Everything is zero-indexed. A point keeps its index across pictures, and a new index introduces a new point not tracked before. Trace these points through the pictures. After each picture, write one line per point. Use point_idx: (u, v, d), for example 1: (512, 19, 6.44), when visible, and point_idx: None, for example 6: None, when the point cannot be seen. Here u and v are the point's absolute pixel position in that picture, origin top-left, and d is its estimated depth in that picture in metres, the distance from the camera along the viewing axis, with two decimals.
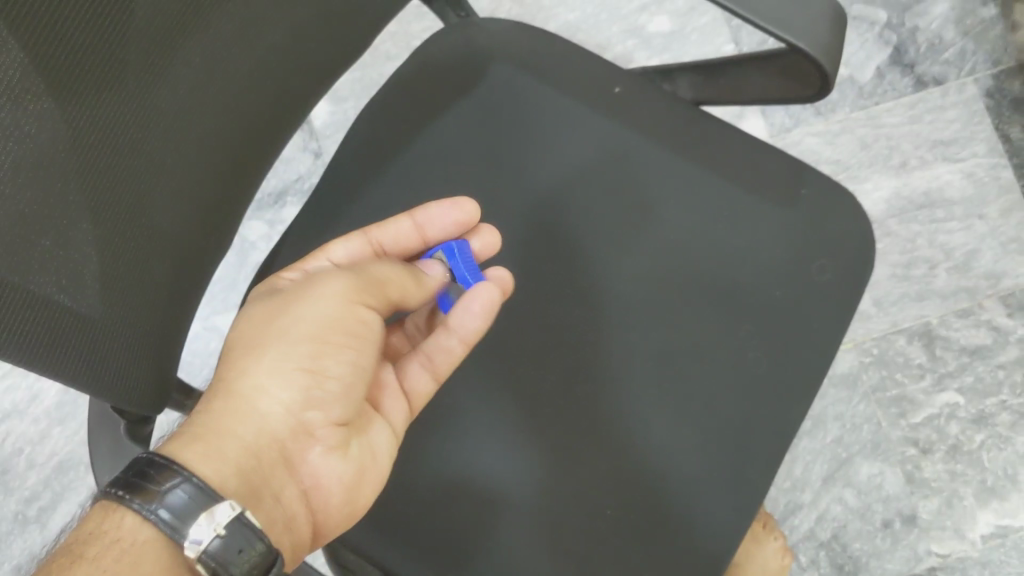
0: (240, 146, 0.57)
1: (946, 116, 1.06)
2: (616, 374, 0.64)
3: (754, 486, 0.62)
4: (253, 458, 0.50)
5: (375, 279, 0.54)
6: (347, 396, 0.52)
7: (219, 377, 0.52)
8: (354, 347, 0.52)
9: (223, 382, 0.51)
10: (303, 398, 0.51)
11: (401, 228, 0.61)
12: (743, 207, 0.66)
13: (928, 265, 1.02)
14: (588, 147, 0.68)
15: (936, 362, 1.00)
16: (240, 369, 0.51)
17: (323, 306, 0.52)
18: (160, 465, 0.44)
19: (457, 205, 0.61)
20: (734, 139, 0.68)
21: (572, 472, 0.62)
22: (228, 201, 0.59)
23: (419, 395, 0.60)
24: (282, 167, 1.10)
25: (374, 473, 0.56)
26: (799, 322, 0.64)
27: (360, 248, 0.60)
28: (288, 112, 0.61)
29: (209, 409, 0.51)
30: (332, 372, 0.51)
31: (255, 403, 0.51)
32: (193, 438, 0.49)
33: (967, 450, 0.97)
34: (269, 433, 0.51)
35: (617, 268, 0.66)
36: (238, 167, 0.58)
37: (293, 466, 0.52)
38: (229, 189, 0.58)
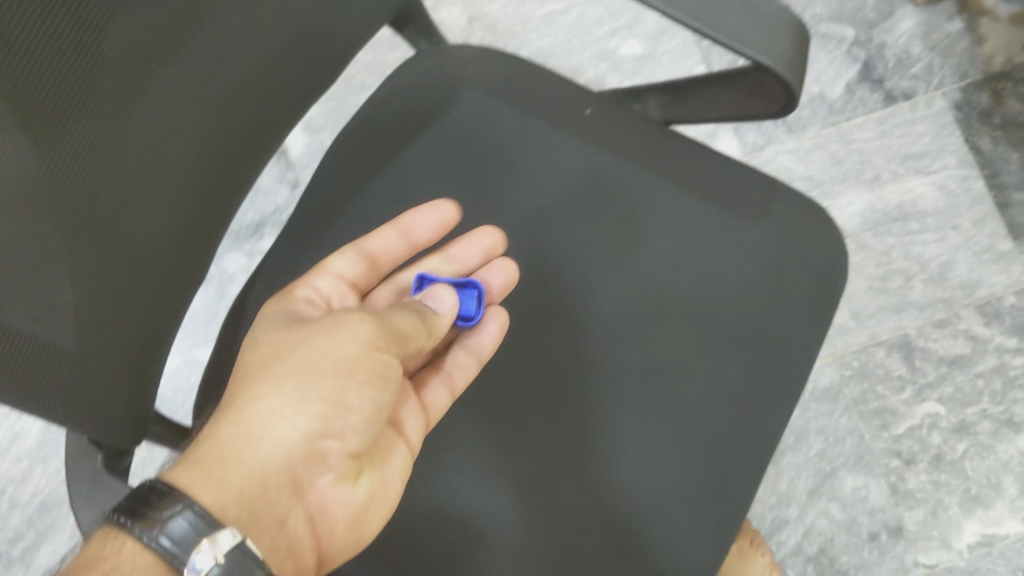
0: (214, 176, 0.57)
1: (915, 130, 1.08)
2: (595, 393, 0.64)
3: (736, 501, 0.62)
4: (261, 483, 0.49)
5: (399, 331, 0.53)
6: (365, 431, 0.52)
7: (234, 400, 0.51)
8: (376, 385, 0.52)
9: (235, 406, 0.50)
10: (319, 426, 0.50)
11: (389, 239, 0.65)
12: (716, 223, 0.67)
13: (904, 277, 1.03)
14: (560, 168, 0.69)
15: (916, 373, 1.01)
16: (257, 394, 0.50)
17: (348, 343, 0.51)
18: (162, 492, 0.43)
19: (436, 208, 0.64)
20: (704, 156, 0.69)
21: (553, 491, 0.62)
22: (202, 231, 0.59)
23: (437, 408, 0.61)
24: (260, 198, 1.10)
25: (383, 504, 0.55)
26: (775, 335, 0.65)
27: (354, 261, 0.63)
28: (260, 143, 0.61)
29: (219, 432, 0.49)
30: (354, 407, 0.51)
31: (266, 428, 0.50)
32: (202, 465, 0.47)
33: (949, 460, 0.98)
34: (280, 459, 0.49)
35: (592, 288, 0.67)
36: (211, 197, 0.58)
37: (302, 494, 0.51)
38: (203, 219, 0.58)
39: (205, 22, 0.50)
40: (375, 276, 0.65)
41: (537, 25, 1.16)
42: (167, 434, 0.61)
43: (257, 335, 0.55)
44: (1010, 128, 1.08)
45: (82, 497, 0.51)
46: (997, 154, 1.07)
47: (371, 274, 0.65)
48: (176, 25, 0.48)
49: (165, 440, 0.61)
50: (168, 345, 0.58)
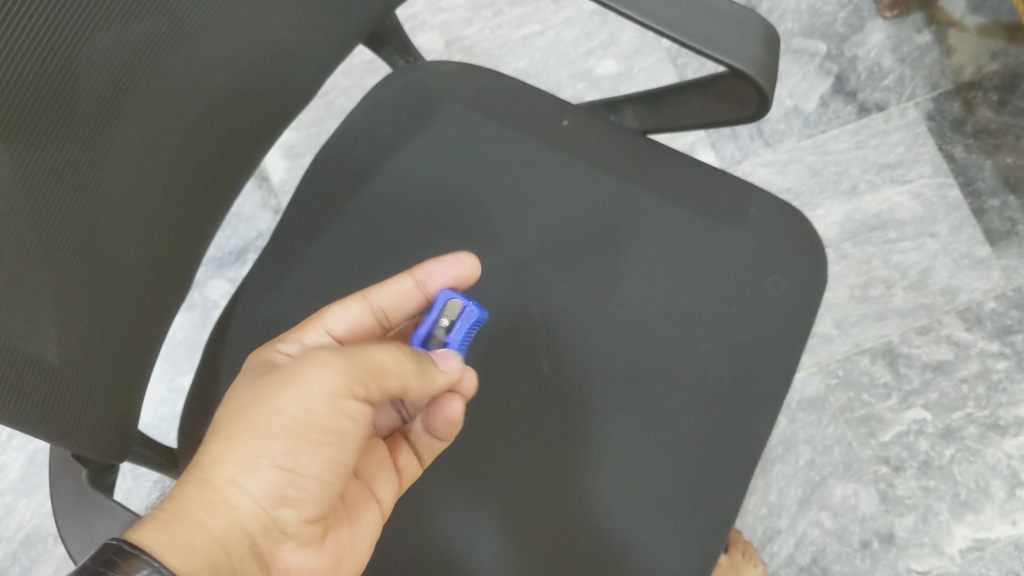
0: (192, 195, 0.58)
1: (890, 140, 1.09)
2: (581, 399, 0.64)
3: (723, 503, 0.62)
4: (225, 552, 0.44)
5: (371, 367, 0.48)
6: (325, 496, 0.48)
7: (193, 463, 0.47)
8: (333, 446, 0.48)
9: (193, 471, 0.46)
10: (275, 494, 0.46)
11: (402, 288, 0.58)
12: (695, 227, 0.68)
13: (885, 285, 1.03)
14: (541, 179, 0.69)
15: (901, 380, 1.00)
16: (212, 456, 0.46)
17: (309, 393, 0.47)
18: (128, 552, 0.39)
19: (458, 260, 0.58)
20: (683, 162, 0.70)
21: (543, 498, 0.62)
22: (181, 253, 0.59)
23: (409, 474, 0.58)
24: (242, 225, 1.10)
25: (351, 561, 0.53)
26: (755, 338, 0.65)
27: (355, 314, 0.57)
28: (237, 165, 0.62)
29: (180, 496, 0.45)
30: (310, 472, 0.47)
31: (230, 496, 0.45)
32: (159, 527, 0.43)
33: (938, 465, 0.97)
34: (238, 529, 0.45)
35: (574, 298, 0.67)
36: (190, 219, 0.58)
37: (265, 561, 0.47)
38: (181, 241, 0.58)
39: (186, 38, 0.50)
40: (382, 327, 0.60)
41: (515, 46, 1.18)
42: (147, 453, 0.60)
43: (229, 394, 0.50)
44: (982, 136, 1.09)
45: (66, 514, 0.50)
46: (971, 161, 1.08)
47: (377, 325, 0.59)
48: (156, 43, 0.48)
49: (146, 458, 0.60)
50: (150, 363, 0.58)
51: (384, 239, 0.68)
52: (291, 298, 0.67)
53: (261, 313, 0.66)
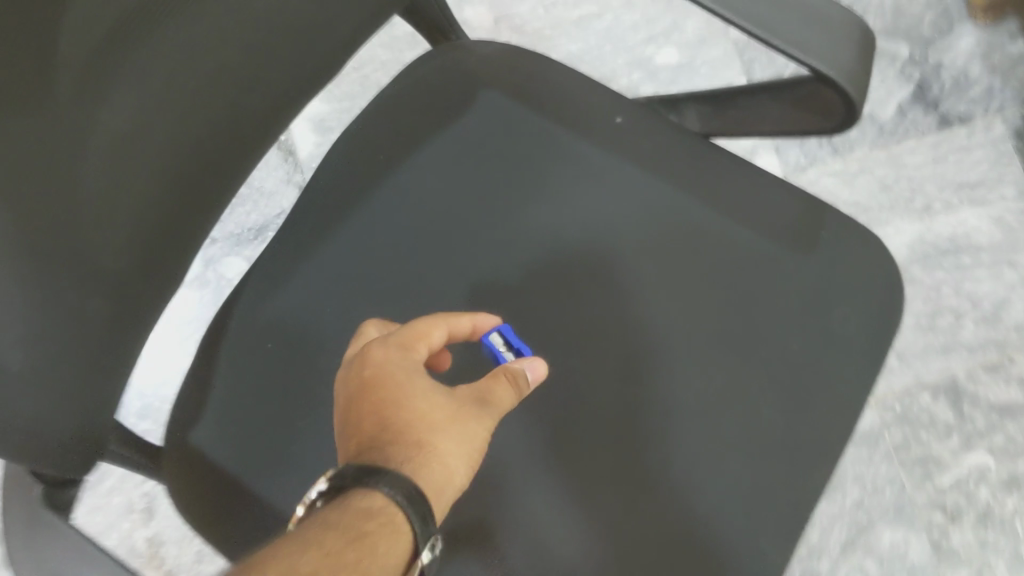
0: (199, 171, 0.52)
1: (971, 157, 1.00)
2: (614, 431, 0.58)
3: (767, 561, 0.55)
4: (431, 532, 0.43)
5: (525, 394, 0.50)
6: None
7: (404, 446, 0.43)
8: None
9: (420, 453, 0.43)
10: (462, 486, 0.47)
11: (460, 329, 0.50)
12: (756, 246, 0.60)
13: (954, 315, 0.95)
14: (587, 179, 0.62)
15: (964, 421, 0.92)
16: (439, 445, 0.44)
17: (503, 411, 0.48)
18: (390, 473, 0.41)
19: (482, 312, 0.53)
20: (747, 172, 0.63)
21: (565, 539, 0.55)
22: (183, 233, 0.53)
23: None
24: (265, 201, 1.04)
25: None
26: (815, 378, 0.58)
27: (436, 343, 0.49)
28: (253, 138, 0.55)
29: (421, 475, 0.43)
30: None
31: (440, 493, 0.43)
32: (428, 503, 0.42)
33: (998, 517, 0.89)
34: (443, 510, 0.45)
35: (618, 317, 0.60)
36: (195, 196, 0.52)
37: None
38: (184, 219, 0.52)
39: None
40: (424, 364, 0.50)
41: (569, 29, 1.10)
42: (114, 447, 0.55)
43: (393, 371, 0.45)
44: None
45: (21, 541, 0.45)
46: None
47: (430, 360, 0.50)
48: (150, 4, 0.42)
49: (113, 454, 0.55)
50: (134, 359, 0.52)
51: (408, 235, 0.62)
52: (302, 293, 0.61)
53: (268, 306, 0.60)
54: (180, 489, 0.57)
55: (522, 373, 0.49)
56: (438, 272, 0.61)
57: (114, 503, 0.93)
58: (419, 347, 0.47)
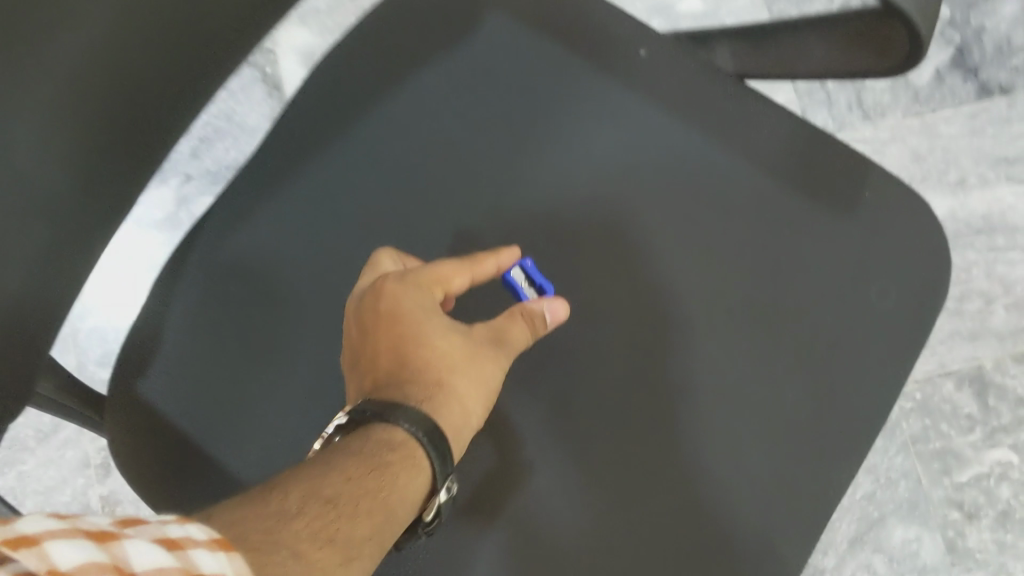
0: (151, 90, 0.48)
1: (1012, 130, 0.92)
2: (616, 405, 0.52)
3: (781, 561, 0.49)
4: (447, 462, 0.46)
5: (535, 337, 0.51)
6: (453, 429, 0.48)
7: (425, 381, 0.45)
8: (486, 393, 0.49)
9: (440, 389, 0.45)
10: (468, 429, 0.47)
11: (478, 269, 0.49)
12: (790, 205, 0.54)
13: (983, 299, 0.88)
14: (602, 121, 0.56)
15: (988, 413, 0.86)
16: (456, 383, 0.46)
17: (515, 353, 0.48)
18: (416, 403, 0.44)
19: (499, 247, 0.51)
20: (785, 118, 0.56)
21: (555, 523, 0.50)
22: (134, 158, 0.49)
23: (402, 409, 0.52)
24: (246, 139, 0.96)
25: None
26: (847, 357, 0.51)
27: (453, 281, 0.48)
28: (211, 57, 0.51)
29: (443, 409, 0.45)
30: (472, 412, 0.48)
31: (460, 428, 0.45)
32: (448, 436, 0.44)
33: (1019, 518, 0.83)
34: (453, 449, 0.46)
35: (626, 279, 0.53)
36: (149, 118, 0.49)
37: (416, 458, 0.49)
38: (136, 143, 0.49)
39: None
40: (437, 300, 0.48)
41: None
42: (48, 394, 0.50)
43: (416, 310, 0.46)
44: None
45: None
46: None
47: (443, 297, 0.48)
48: None
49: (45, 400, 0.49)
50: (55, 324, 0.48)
51: (399, 173, 0.55)
52: (279, 234, 0.55)
53: (234, 246, 0.54)
54: (120, 445, 0.52)
55: (542, 315, 0.49)
56: (429, 218, 0.54)
57: (66, 457, 0.87)
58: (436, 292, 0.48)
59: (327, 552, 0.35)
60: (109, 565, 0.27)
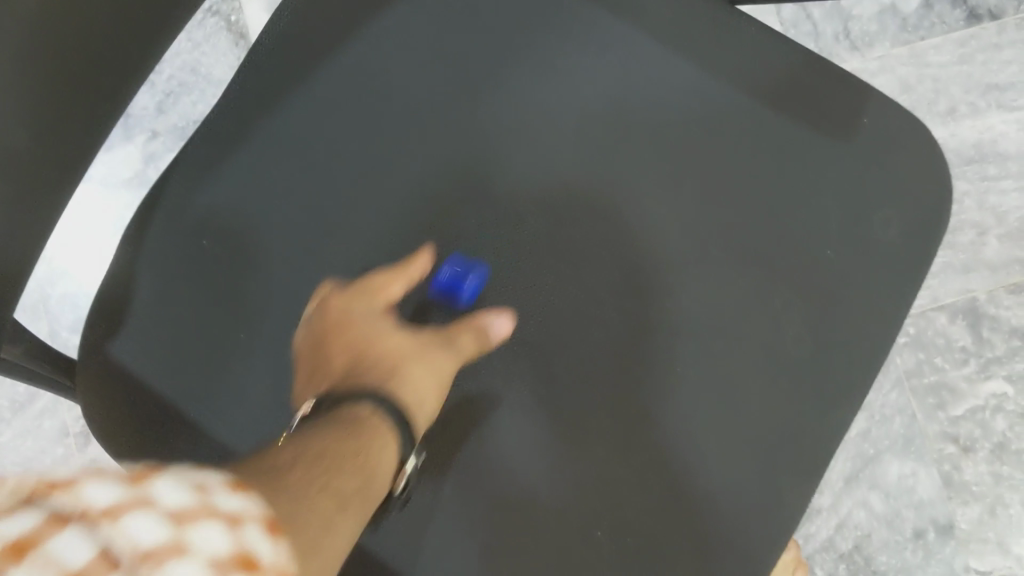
0: (89, 44, 0.44)
1: (1002, 56, 0.90)
2: (613, 350, 0.50)
3: (785, 500, 0.48)
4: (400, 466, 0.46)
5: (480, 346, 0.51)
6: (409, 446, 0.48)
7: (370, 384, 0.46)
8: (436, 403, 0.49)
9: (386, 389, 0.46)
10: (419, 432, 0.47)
11: (415, 276, 0.50)
12: (784, 135, 0.51)
13: (976, 230, 0.87)
14: (584, 52, 0.53)
15: (982, 345, 0.85)
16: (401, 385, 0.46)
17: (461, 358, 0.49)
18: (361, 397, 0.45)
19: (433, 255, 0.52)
20: (778, 44, 0.53)
21: (550, 473, 0.49)
22: (90, 110, 0.46)
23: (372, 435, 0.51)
24: (214, 89, 0.92)
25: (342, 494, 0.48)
26: (848, 294, 0.50)
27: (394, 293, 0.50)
28: (153, 14, 0.48)
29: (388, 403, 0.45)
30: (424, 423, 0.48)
31: (414, 413, 0.46)
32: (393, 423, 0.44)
33: (1015, 450, 0.82)
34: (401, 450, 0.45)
35: (618, 221, 0.51)
36: (90, 76, 0.45)
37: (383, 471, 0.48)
38: (78, 105, 0.45)
39: None
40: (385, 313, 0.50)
41: None
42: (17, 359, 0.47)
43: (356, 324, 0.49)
44: None
45: None
46: None
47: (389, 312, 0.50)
48: None
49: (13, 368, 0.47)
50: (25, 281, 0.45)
51: (374, 115, 0.52)
52: (250, 183, 0.52)
53: (202, 201, 0.52)
54: (96, 411, 0.50)
55: (486, 325, 0.49)
56: (409, 163, 0.52)
57: (45, 428, 0.84)
58: (380, 303, 0.50)
59: (323, 499, 0.34)
60: (136, 503, 0.24)
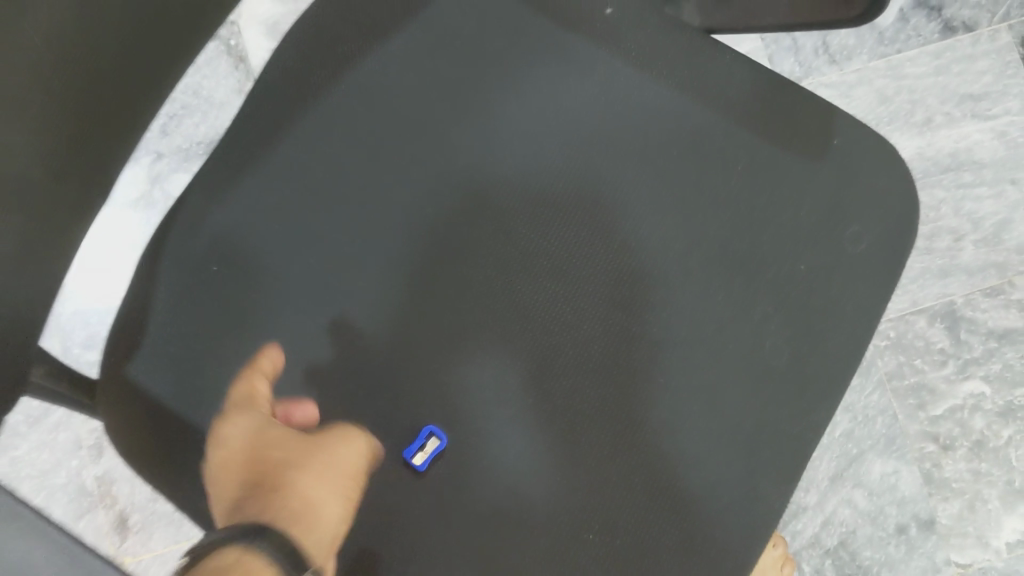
0: (116, 78, 0.48)
1: (975, 68, 0.93)
2: (605, 361, 0.53)
3: (767, 501, 0.51)
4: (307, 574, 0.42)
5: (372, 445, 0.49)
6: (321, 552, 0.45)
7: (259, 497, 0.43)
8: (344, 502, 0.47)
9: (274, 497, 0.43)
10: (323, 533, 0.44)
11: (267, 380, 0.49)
12: (760, 157, 0.54)
13: (953, 236, 0.90)
14: (570, 79, 0.56)
15: (960, 347, 0.88)
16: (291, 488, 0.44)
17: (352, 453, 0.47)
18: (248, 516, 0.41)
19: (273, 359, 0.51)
20: (754, 71, 0.56)
21: (544, 478, 0.52)
22: (114, 136, 0.50)
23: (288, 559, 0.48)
24: (215, 111, 0.95)
25: None
26: (823, 306, 0.53)
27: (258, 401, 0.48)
28: (168, 46, 0.52)
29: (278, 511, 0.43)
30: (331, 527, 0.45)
31: (311, 519, 0.43)
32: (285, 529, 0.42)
33: (992, 447, 0.85)
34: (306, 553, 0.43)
35: (605, 237, 0.54)
36: (110, 114, 0.49)
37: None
38: (100, 141, 0.49)
39: None
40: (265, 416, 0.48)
41: None
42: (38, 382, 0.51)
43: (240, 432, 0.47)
44: None
45: None
46: None
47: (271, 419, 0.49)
48: None
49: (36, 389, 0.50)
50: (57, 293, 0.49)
51: (372, 143, 0.55)
52: (253, 208, 0.55)
53: (210, 225, 0.54)
54: (117, 426, 0.53)
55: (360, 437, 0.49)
56: (406, 188, 0.55)
57: (59, 439, 0.87)
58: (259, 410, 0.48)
59: None
60: None
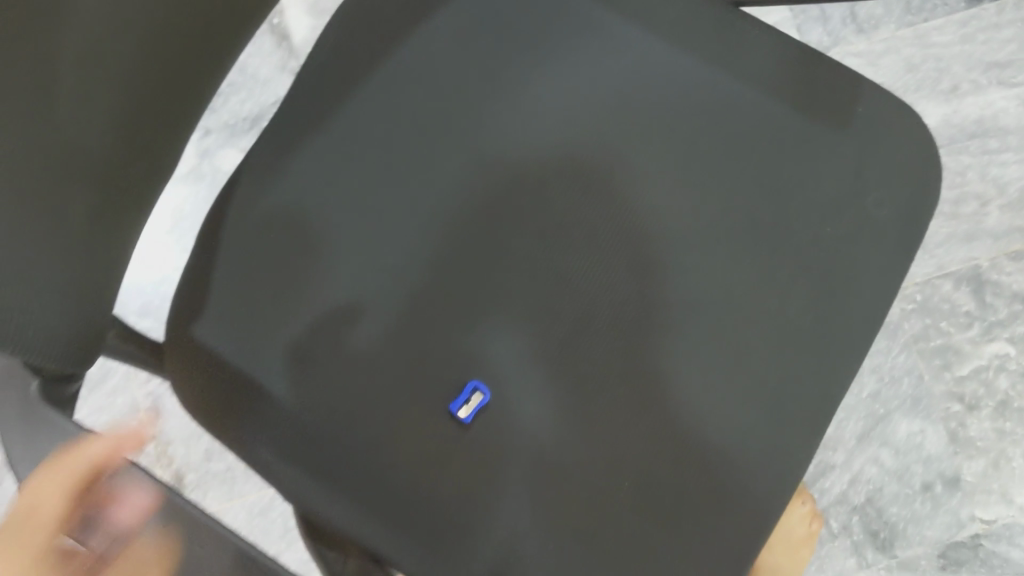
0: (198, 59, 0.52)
1: (1001, 36, 0.95)
2: (639, 323, 0.56)
3: (794, 451, 0.54)
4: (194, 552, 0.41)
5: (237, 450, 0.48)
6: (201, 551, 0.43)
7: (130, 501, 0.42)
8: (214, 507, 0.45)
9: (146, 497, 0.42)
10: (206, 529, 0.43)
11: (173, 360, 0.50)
12: (788, 125, 0.57)
13: (979, 202, 0.92)
14: (605, 52, 0.59)
15: (985, 310, 0.90)
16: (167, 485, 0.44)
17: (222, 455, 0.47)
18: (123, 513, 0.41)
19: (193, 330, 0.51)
20: (782, 42, 0.59)
21: (581, 434, 0.54)
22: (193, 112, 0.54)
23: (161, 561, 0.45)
24: (259, 88, 0.99)
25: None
26: (849, 266, 0.56)
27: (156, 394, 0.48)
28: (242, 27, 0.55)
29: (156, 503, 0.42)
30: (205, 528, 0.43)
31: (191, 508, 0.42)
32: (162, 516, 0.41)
33: (1017, 407, 0.88)
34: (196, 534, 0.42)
35: (639, 205, 0.57)
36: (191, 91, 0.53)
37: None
38: (182, 116, 0.53)
39: None
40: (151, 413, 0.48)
41: None
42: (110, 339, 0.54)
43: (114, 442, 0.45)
44: None
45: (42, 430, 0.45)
46: None
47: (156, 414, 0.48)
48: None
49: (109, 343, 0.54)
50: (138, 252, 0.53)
51: (418, 116, 0.58)
52: (306, 179, 0.58)
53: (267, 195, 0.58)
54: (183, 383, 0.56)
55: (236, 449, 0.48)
56: (451, 159, 0.58)
57: (117, 403, 0.92)
58: None
59: None
60: None
